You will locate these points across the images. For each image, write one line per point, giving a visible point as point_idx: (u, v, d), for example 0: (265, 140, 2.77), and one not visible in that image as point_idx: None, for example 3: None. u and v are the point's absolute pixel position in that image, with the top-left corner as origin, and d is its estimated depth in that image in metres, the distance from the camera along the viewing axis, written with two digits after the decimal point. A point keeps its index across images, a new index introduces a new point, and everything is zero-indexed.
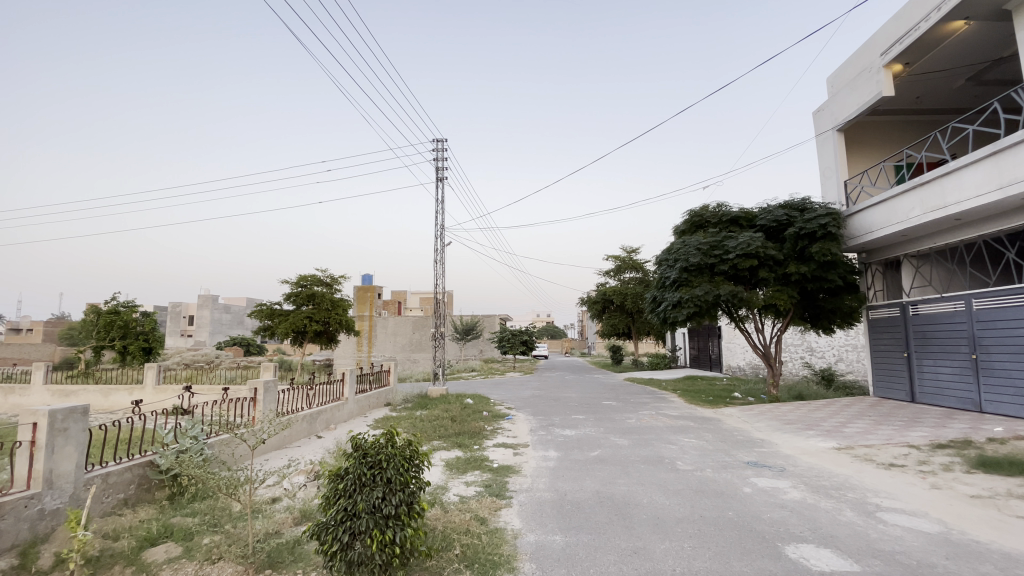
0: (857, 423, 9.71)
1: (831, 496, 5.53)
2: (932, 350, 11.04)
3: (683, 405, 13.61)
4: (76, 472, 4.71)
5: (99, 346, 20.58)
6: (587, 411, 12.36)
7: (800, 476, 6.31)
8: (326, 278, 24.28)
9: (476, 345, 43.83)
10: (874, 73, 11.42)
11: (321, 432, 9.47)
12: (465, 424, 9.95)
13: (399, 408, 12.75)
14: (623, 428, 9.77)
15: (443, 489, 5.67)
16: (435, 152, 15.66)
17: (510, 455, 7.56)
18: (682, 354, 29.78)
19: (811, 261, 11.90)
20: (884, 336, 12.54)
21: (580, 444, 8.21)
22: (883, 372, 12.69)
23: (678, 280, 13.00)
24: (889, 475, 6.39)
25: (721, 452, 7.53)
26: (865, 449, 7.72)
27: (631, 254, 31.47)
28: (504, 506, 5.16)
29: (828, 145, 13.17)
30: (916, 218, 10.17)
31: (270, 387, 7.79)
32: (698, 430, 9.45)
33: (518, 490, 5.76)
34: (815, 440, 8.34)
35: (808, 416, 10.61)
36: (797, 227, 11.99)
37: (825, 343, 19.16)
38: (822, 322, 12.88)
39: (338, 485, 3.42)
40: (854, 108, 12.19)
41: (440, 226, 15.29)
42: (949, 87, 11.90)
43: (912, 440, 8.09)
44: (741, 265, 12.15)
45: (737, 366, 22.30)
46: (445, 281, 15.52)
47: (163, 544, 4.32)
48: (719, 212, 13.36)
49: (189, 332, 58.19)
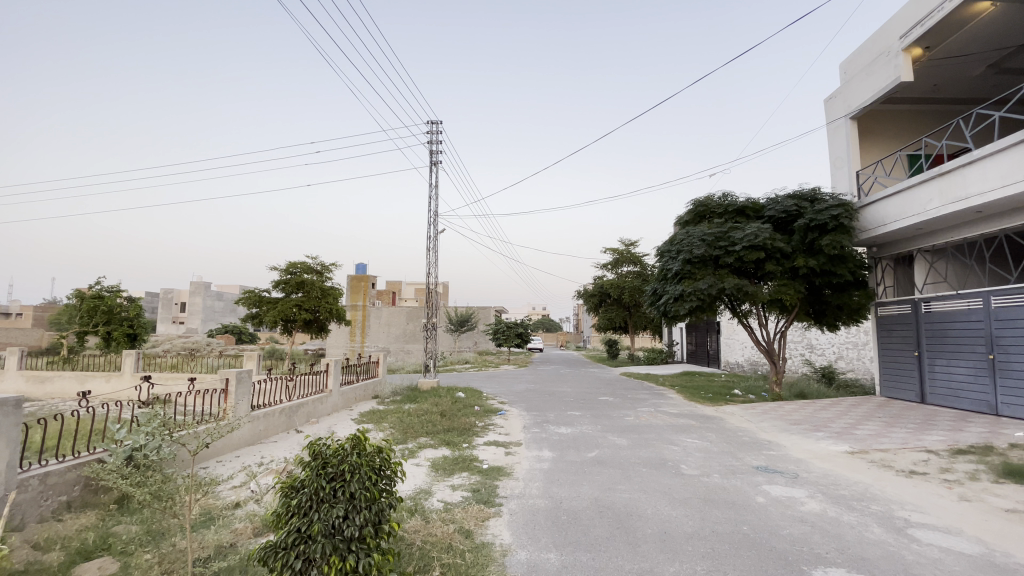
0: (867, 424, 9.24)
1: (853, 508, 5.02)
2: (945, 349, 10.56)
3: (682, 402, 13.14)
4: (9, 472, 4.14)
5: (82, 332, 19.87)
6: (583, 407, 11.84)
7: (816, 484, 5.79)
8: (317, 265, 23.61)
9: (471, 337, 43.47)
10: (892, 57, 10.82)
11: (301, 426, 8.90)
12: (455, 419, 9.37)
13: (387, 401, 12.18)
14: (621, 426, 9.25)
15: (425, 494, 5.15)
16: (430, 135, 14.94)
17: (501, 455, 7.02)
18: (679, 349, 29.45)
19: (820, 255, 11.38)
20: (892, 334, 12.09)
21: (576, 444, 7.67)
22: (891, 371, 12.23)
23: (680, 272, 12.45)
24: (912, 485, 5.89)
25: (728, 455, 7.01)
26: (881, 454, 7.22)
27: (629, 247, 30.88)
28: (492, 516, 4.62)
29: (839, 134, 12.62)
30: (933, 210, 9.64)
31: (243, 378, 7.14)
32: (700, 430, 8.94)
33: (508, 496, 5.22)
34: (825, 443, 7.85)
35: (814, 417, 10.13)
36: (807, 218, 11.43)
37: (826, 340, 18.74)
38: (827, 318, 12.40)
39: (291, 501, 2.82)
40: (869, 94, 11.62)
41: (434, 212, 14.66)
42: (967, 75, 11.34)
43: (929, 445, 7.60)
44: (747, 258, 11.59)
45: (736, 362, 21.92)
46: (438, 269, 14.92)
47: (99, 560, 3.77)
48: (725, 202, 12.80)
49: (180, 319, 57.37)
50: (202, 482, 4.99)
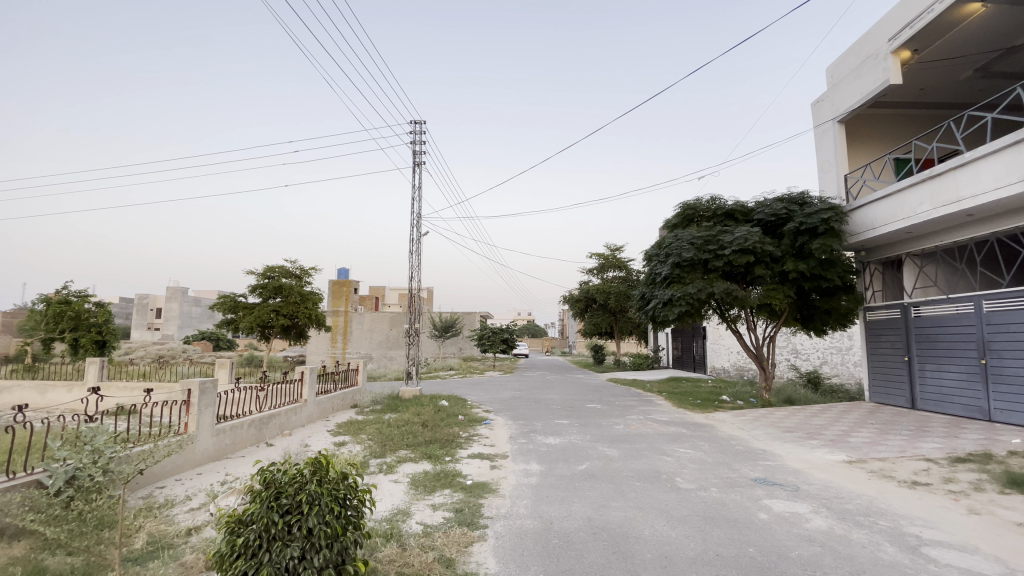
0: (861, 431, 9.01)
1: (861, 525, 4.73)
2: (936, 354, 10.44)
3: (670, 409, 12.86)
4: None
5: (47, 339, 18.87)
6: (571, 415, 11.47)
7: (819, 497, 5.49)
8: (296, 269, 22.94)
9: (455, 343, 42.91)
10: (881, 60, 10.75)
11: (272, 439, 8.37)
12: (437, 430, 8.91)
13: (366, 411, 11.65)
14: (611, 435, 8.88)
15: (402, 516, 4.74)
16: (413, 135, 14.49)
17: (486, 469, 6.60)
18: (665, 355, 29.37)
19: (809, 259, 11.22)
20: (881, 339, 11.99)
21: (565, 456, 7.29)
22: (880, 376, 12.10)
23: (668, 276, 12.18)
24: (916, 497, 5.62)
25: (723, 467, 6.68)
26: (879, 463, 6.98)
27: (615, 252, 30.71)
28: (476, 540, 4.21)
29: (827, 137, 12.53)
30: (924, 214, 9.53)
31: (207, 389, 6.60)
32: (692, 438, 8.62)
33: (494, 516, 4.80)
34: (821, 452, 7.58)
35: (805, 424, 9.92)
36: (797, 222, 11.27)
37: (811, 345, 18.71)
38: (815, 324, 12.26)
39: (238, 540, 2.40)
40: (857, 98, 11.54)
41: (417, 214, 14.22)
42: (953, 78, 11.34)
43: (927, 453, 7.38)
44: (737, 262, 11.36)
45: (722, 367, 21.82)
46: (421, 273, 14.46)
47: None
48: (713, 205, 12.60)
49: (156, 325, 55.70)
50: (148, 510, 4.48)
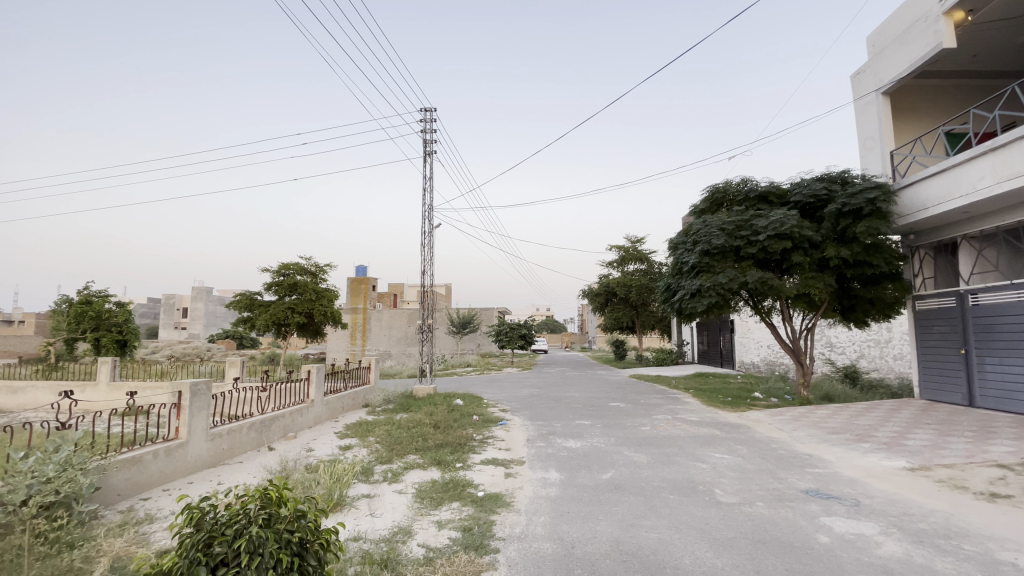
0: (916, 433, 8.11)
1: (944, 551, 3.96)
2: (997, 346, 9.45)
3: (699, 407, 12.08)
4: None
5: (70, 338, 18.89)
6: (594, 414, 10.80)
7: (884, 514, 4.73)
8: (311, 266, 22.64)
9: (474, 339, 42.57)
10: (931, 23, 9.74)
11: (276, 442, 7.90)
12: (450, 432, 8.33)
13: (378, 411, 11.14)
14: (638, 438, 8.18)
15: (403, 535, 4.17)
16: (423, 123, 13.87)
17: (500, 478, 5.97)
18: (689, 349, 28.38)
19: (853, 244, 10.30)
20: (933, 331, 10.99)
21: (587, 462, 6.61)
22: (933, 372, 11.10)
23: (697, 265, 11.36)
24: (1001, 512, 4.80)
25: (766, 476, 5.93)
26: (946, 470, 6.15)
27: (635, 245, 29.74)
28: (485, 569, 3.59)
29: (869, 111, 11.53)
30: (984, 190, 8.57)
31: (200, 391, 6.09)
32: (728, 442, 7.85)
33: (506, 538, 4.18)
34: (876, 458, 6.74)
35: (851, 423, 9.08)
36: (839, 203, 10.34)
37: (846, 338, 17.61)
38: (857, 314, 11.34)
39: None
40: (903, 66, 10.54)
41: (429, 205, 13.64)
42: (1012, 42, 10.23)
43: (1000, 458, 6.49)
44: (772, 248, 10.48)
45: (751, 362, 20.85)
46: (434, 267, 13.88)
47: None
48: (745, 188, 11.70)
49: (183, 324, 56.63)
50: (112, 542, 3.89)
